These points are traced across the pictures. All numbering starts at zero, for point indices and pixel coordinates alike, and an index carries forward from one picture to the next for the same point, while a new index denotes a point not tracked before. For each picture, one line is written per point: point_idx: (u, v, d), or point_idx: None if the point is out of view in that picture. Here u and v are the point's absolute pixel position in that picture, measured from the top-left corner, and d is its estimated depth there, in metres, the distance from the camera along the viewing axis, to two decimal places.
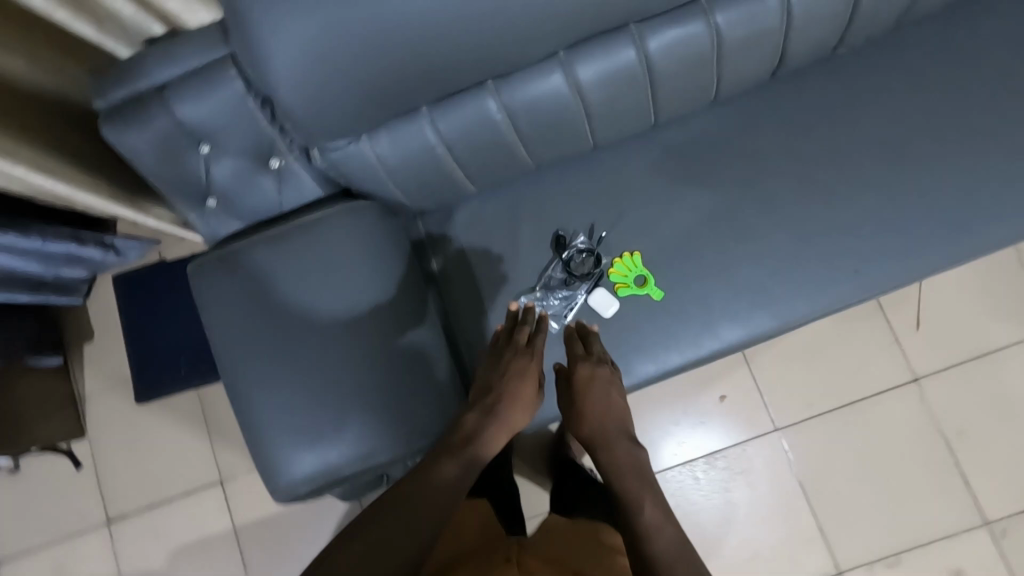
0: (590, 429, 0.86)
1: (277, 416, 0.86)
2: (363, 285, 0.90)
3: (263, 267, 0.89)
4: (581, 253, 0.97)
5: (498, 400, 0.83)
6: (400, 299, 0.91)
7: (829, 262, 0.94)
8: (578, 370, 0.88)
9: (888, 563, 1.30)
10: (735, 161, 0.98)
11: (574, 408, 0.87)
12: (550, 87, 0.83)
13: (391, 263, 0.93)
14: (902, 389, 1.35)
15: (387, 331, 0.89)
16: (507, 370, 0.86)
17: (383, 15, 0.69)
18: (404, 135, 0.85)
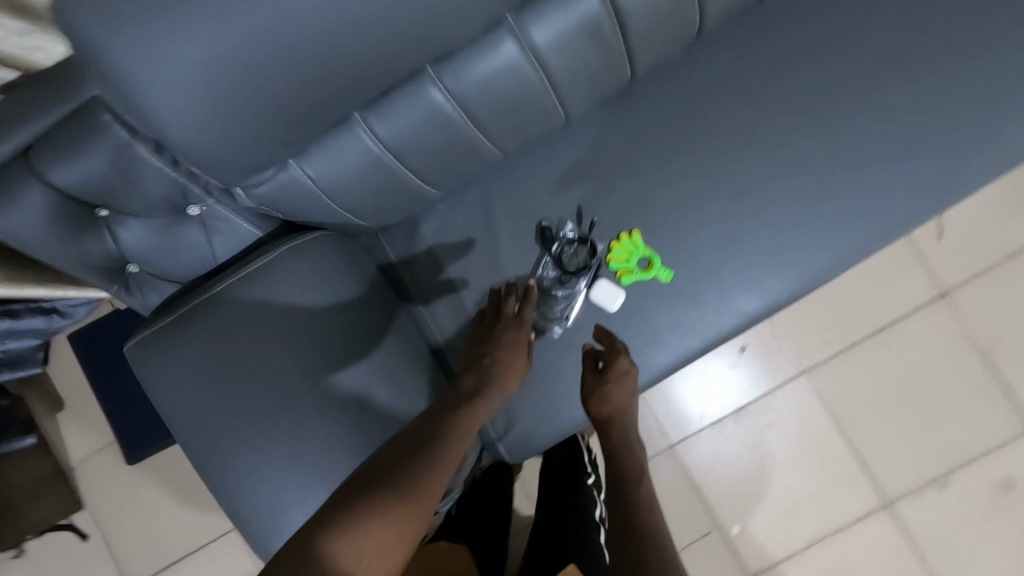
0: (608, 411, 0.79)
1: (266, 506, 0.72)
2: (330, 335, 0.77)
3: (207, 334, 0.75)
4: (571, 244, 0.85)
5: (496, 367, 0.73)
6: (338, 334, 0.78)
7: (851, 203, 0.83)
8: (616, 364, 0.79)
9: (936, 486, 1.25)
10: (731, 105, 0.84)
11: (599, 393, 0.79)
12: (502, 61, 0.68)
13: (357, 303, 0.81)
14: (931, 306, 1.26)
15: (312, 369, 0.75)
16: (509, 334, 0.75)
17: (273, 16, 0.53)
18: (339, 151, 0.70)
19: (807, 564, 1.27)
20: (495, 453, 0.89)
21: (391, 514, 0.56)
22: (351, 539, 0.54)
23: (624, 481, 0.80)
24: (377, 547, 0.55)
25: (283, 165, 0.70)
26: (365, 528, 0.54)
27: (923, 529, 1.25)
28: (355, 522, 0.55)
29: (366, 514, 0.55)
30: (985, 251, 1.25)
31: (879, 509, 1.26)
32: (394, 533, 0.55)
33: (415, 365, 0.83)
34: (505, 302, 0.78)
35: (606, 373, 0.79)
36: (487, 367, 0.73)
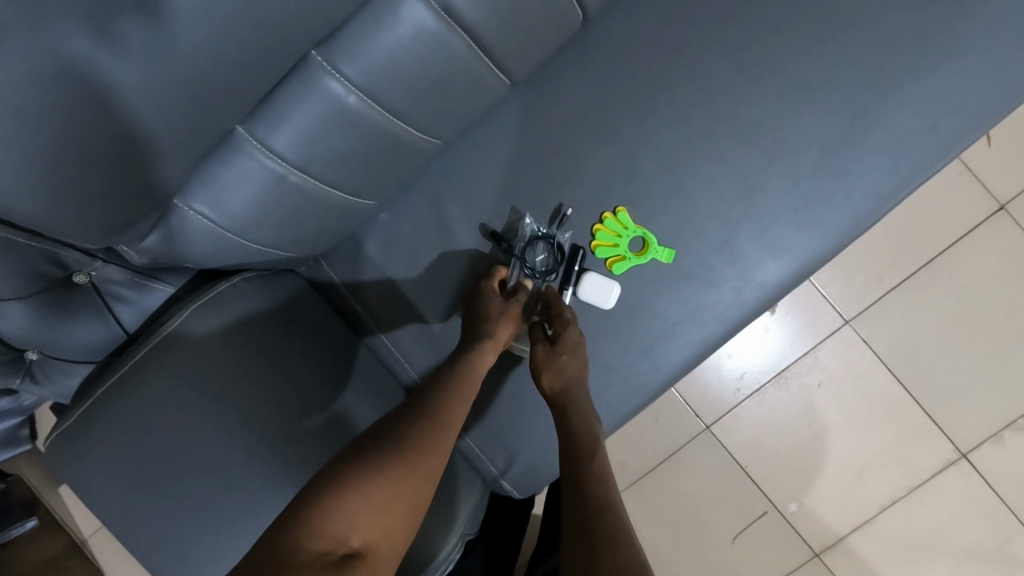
0: (559, 386, 0.65)
1: None
2: (300, 383, 0.68)
3: (128, 428, 0.63)
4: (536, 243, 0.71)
5: (483, 323, 0.66)
6: (322, 365, 0.71)
7: (889, 128, 0.66)
8: (564, 334, 0.66)
9: (1017, 427, 1.10)
10: (719, 29, 0.67)
11: (549, 365, 0.65)
12: (408, 28, 0.53)
13: (326, 339, 0.73)
14: (988, 225, 1.08)
15: (312, 409, 0.68)
16: (488, 291, 0.69)
17: (71, 28, 0.38)
18: (231, 177, 0.56)
19: (881, 531, 1.14)
20: (501, 490, 0.78)
21: (386, 478, 0.49)
22: (345, 506, 0.46)
23: (575, 475, 0.58)
24: (375, 516, 0.47)
25: (167, 209, 0.56)
26: (356, 495, 0.47)
27: (1007, 476, 1.10)
28: (344, 493, 0.47)
29: (363, 479, 0.48)
30: None
31: (955, 462, 1.11)
32: (392, 490, 0.49)
33: (375, 415, 0.72)
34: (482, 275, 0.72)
35: (556, 345, 0.66)
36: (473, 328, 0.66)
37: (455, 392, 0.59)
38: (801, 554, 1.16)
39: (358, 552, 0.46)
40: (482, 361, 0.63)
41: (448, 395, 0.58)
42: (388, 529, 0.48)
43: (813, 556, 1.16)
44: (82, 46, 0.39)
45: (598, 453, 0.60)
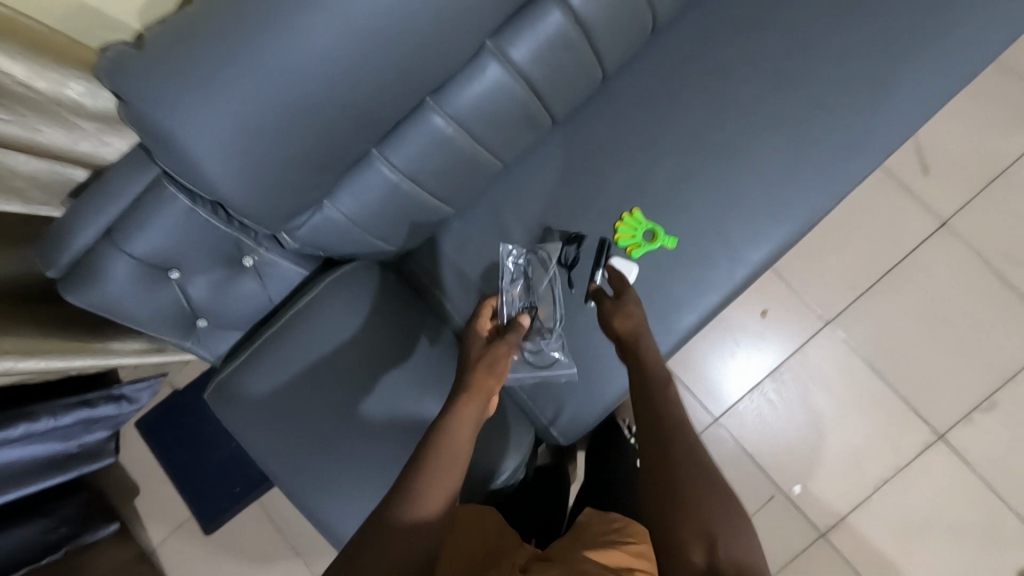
0: (625, 328, 0.80)
1: (361, 506, 0.83)
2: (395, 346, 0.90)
3: (281, 371, 0.85)
4: (521, 264, 0.92)
5: (466, 372, 0.72)
6: (413, 333, 0.92)
7: (826, 149, 0.90)
8: (626, 291, 0.84)
9: (984, 410, 1.27)
10: (701, 82, 0.92)
11: (618, 312, 0.81)
12: (490, 82, 0.79)
13: (415, 314, 0.95)
14: (933, 240, 1.29)
15: (408, 364, 0.90)
16: (476, 346, 0.74)
17: (294, 69, 0.63)
18: (364, 185, 0.81)
19: (876, 510, 1.28)
20: (550, 437, 0.97)
21: (407, 538, 0.62)
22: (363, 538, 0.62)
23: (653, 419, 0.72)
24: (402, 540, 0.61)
25: (319, 208, 0.80)
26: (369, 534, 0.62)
27: (981, 455, 1.26)
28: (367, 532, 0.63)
29: (372, 526, 0.63)
30: (974, 174, 1.28)
31: (933, 443, 1.27)
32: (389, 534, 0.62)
33: (452, 373, 0.93)
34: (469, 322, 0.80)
35: (622, 299, 0.83)
36: (459, 381, 0.72)
37: (439, 457, 0.65)
38: (807, 534, 1.29)
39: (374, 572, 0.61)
40: (465, 407, 0.69)
41: (438, 447, 0.66)
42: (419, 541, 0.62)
43: (819, 534, 1.29)
44: (290, 75, 0.63)
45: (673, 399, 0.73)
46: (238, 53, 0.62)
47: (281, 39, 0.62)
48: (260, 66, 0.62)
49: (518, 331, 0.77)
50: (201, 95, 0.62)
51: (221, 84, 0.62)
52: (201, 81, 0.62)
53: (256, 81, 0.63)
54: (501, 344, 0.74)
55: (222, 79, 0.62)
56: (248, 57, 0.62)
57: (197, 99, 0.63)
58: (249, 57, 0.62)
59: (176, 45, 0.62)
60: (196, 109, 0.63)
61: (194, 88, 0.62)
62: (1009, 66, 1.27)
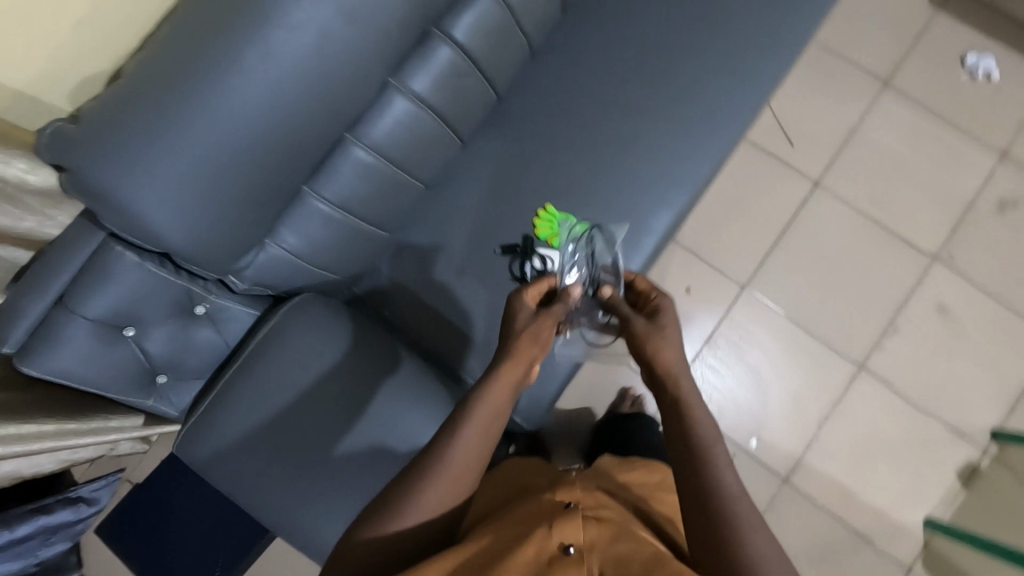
0: (666, 360, 0.76)
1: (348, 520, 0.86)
2: (355, 366, 0.95)
3: (254, 402, 0.90)
4: (581, 239, 1.00)
5: (507, 343, 0.78)
6: (368, 349, 0.97)
7: (696, 126, 1.05)
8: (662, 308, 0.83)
9: (891, 335, 1.42)
10: (581, 90, 1.07)
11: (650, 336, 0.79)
12: (398, 113, 0.90)
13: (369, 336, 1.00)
14: (812, 198, 1.48)
15: (373, 378, 0.95)
16: (522, 319, 0.80)
17: (225, 122, 0.72)
18: (301, 219, 0.88)
19: (826, 445, 1.40)
20: (514, 424, 1.05)
21: (427, 502, 0.69)
22: (385, 505, 0.70)
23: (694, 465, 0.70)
24: (413, 513, 0.69)
25: (262, 247, 0.87)
26: (389, 503, 0.69)
27: (899, 376, 1.41)
28: (388, 503, 0.70)
29: (394, 494, 0.70)
30: (829, 138, 1.49)
31: (857, 373, 1.42)
32: (405, 504, 0.69)
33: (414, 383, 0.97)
34: (518, 290, 0.86)
35: (659, 320, 0.81)
36: (500, 351, 0.79)
37: (463, 429, 0.72)
38: (773, 482, 1.39)
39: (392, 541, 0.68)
40: (501, 377, 0.76)
41: (465, 419, 0.73)
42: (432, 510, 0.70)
43: (782, 480, 1.39)
44: (220, 128, 0.72)
45: (712, 446, 0.71)
46: (174, 115, 0.70)
47: (210, 98, 0.71)
48: (192, 124, 0.70)
49: (563, 304, 0.84)
50: (145, 155, 0.70)
51: (161, 145, 0.70)
52: (142, 144, 0.70)
53: (194, 138, 0.71)
54: (543, 318, 0.81)
55: (164, 141, 0.70)
56: (181, 118, 0.70)
57: (140, 160, 0.70)
58: (183, 118, 0.70)
59: (116, 116, 0.70)
60: (144, 171, 0.71)
61: (135, 150, 0.70)
62: (831, 43, 1.51)
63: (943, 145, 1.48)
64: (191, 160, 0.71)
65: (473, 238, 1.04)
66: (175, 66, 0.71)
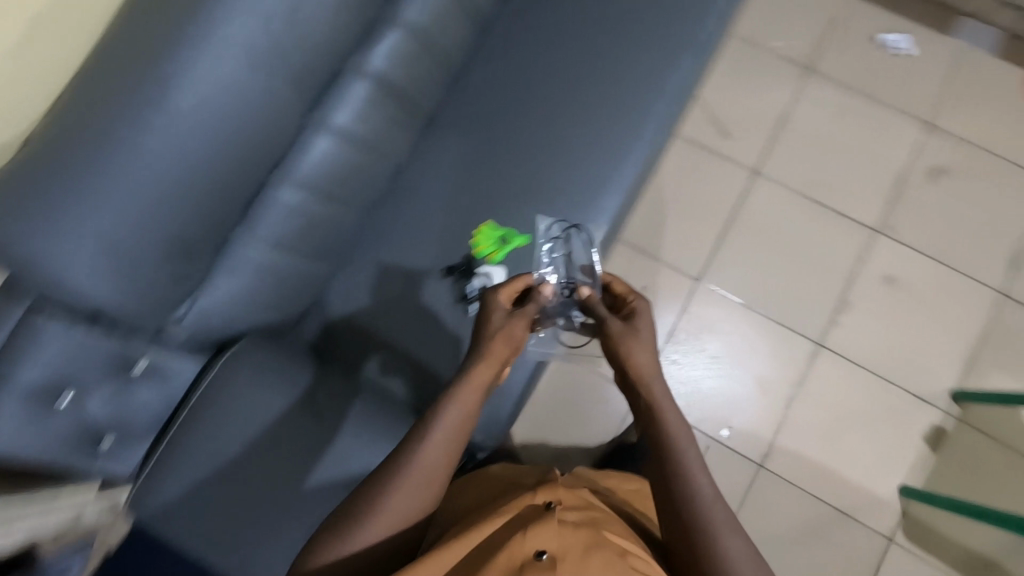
0: (640, 364, 0.82)
1: None
2: (305, 404, 0.95)
3: (205, 452, 0.91)
4: (558, 237, 1.02)
5: (481, 345, 0.81)
6: (317, 385, 0.97)
7: (621, 130, 1.08)
8: (637, 311, 0.88)
9: (843, 310, 1.46)
10: (505, 107, 1.09)
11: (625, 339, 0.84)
12: (322, 150, 0.91)
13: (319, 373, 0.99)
14: (752, 187, 1.51)
15: (323, 414, 0.95)
16: (496, 320, 0.83)
17: (141, 179, 0.72)
18: (235, 265, 0.88)
19: (795, 426, 1.42)
20: (476, 443, 1.05)
21: (399, 504, 0.72)
22: (359, 508, 0.72)
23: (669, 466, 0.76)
24: (386, 516, 0.71)
25: (196, 297, 0.86)
26: (362, 506, 0.72)
27: (856, 349, 1.44)
28: (362, 507, 0.72)
29: (368, 497, 0.72)
30: (760, 127, 1.53)
31: (816, 351, 1.44)
32: (378, 506, 0.71)
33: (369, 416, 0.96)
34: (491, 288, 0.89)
35: (633, 322, 0.86)
36: (474, 353, 0.81)
37: (438, 431, 0.75)
38: (749, 468, 1.40)
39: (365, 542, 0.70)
40: (473, 379, 0.79)
41: (440, 422, 0.75)
42: (405, 512, 0.72)
43: (758, 465, 1.40)
44: (135, 185, 0.72)
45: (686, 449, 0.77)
46: (90, 178, 0.71)
47: (123, 157, 0.71)
48: (107, 184, 0.71)
49: (537, 303, 0.87)
50: (64, 221, 0.71)
51: (79, 209, 0.71)
52: (59, 210, 0.71)
53: (111, 198, 0.71)
54: (517, 318, 0.84)
55: (82, 204, 0.71)
56: (96, 180, 0.71)
57: (59, 226, 0.71)
58: (99, 180, 0.71)
59: (31, 185, 0.71)
60: (60, 235, 0.71)
61: (53, 217, 0.71)
62: (751, 37, 1.57)
63: (869, 122, 1.53)
64: (111, 221, 0.72)
65: (414, 263, 1.05)
66: (83, 126, 0.71)
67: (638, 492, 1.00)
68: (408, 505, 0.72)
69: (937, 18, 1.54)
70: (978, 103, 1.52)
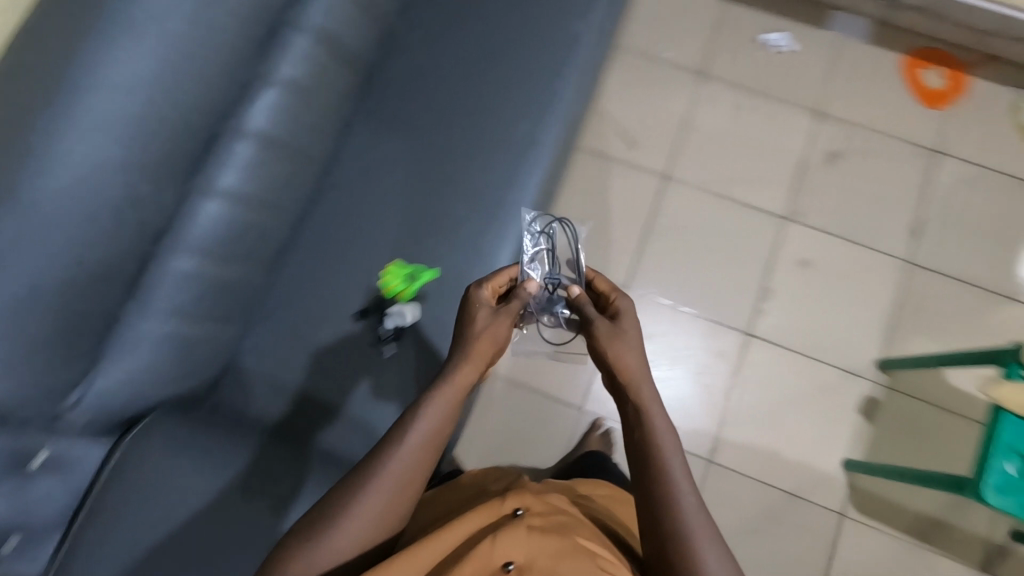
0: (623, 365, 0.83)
1: None
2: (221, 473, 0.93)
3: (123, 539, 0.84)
4: (542, 232, 1.11)
5: (467, 341, 0.82)
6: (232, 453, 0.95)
7: (514, 156, 1.10)
8: (624, 311, 0.91)
9: (765, 297, 1.51)
10: (398, 147, 1.10)
11: (612, 338, 0.86)
12: (211, 214, 0.90)
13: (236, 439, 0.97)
14: (663, 190, 1.57)
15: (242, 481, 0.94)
16: (480, 316, 0.85)
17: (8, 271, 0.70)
18: (130, 343, 0.86)
19: (736, 416, 1.45)
20: None
21: (372, 505, 0.70)
22: (329, 510, 0.70)
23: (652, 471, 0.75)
24: (354, 520, 0.69)
25: (89, 382, 0.83)
26: (333, 509, 0.70)
27: (782, 333, 1.48)
28: (333, 510, 0.70)
29: (340, 499, 0.71)
30: (663, 133, 1.60)
31: (745, 340, 1.48)
32: (349, 508, 0.70)
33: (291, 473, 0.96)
34: (477, 285, 0.91)
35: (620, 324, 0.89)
36: (458, 349, 0.82)
37: (421, 427, 0.74)
38: (698, 465, 1.42)
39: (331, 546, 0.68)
40: (457, 376, 0.79)
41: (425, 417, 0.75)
42: (376, 515, 0.70)
43: (707, 460, 1.42)
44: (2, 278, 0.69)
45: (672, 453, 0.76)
46: None
47: None
48: None
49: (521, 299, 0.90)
50: None
51: None
52: None
53: None
54: (502, 314, 0.86)
55: None
56: None
57: None
58: None
59: None
60: None
61: None
62: (642, 49, 1.64)
63: (763, 117, 1.61)
64: None
65: (326, 311, 1.05)
66: None
67: (611, 497, 1.00)
68: (381, 507, 0.71)
69: (810, 13, 1.64)
70: (859, 87, 1.62)
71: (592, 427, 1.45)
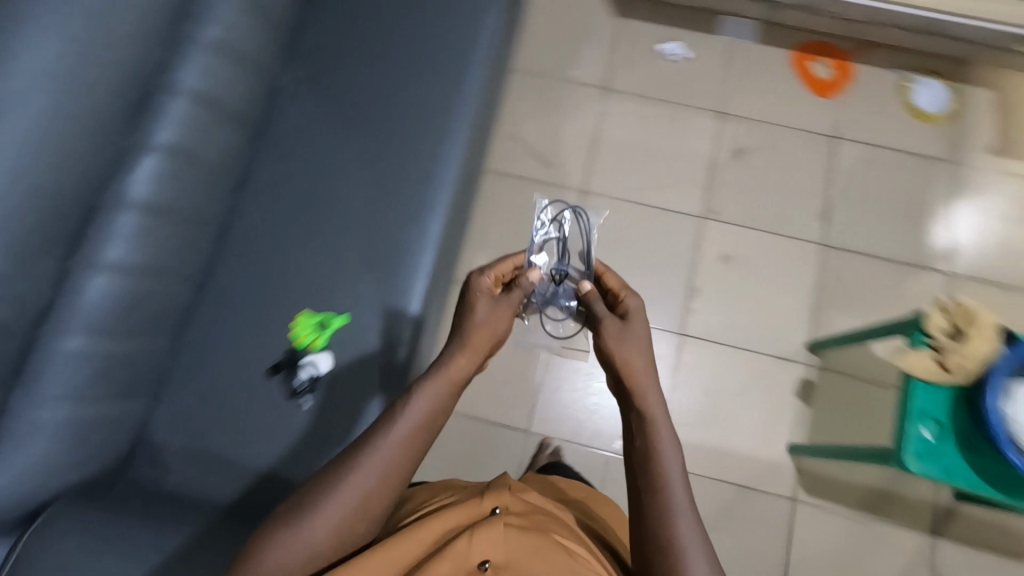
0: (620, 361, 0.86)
1: None
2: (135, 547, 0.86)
3: None
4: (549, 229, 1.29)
5: (468, 331, 0.86)
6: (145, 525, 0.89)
7: (415, 190, 1.10)
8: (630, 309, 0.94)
9: (693, 295, 1.54)
10: (297, 195, 1.10)
11: (616, 336, 0.89)
12: (100, 288, 0.88)
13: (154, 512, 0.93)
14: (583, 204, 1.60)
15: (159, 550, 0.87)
16: (480, 306, 0.89)
17: None
18: (20, 432, 0.83)
19: (681, 415, 1.46)
20: None
21: (355, 485, 0.73)
22: (315, 492, 0.73)
23: (648, 476, 0.77)
24: (333, 505, 0.72)
25: None
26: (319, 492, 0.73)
27: (714, 328, 1.52)
28: (319, 492, 0.73)
29: (328, 481, 0.74)
30: (575, 148, 1.64)
31: (680, 339, 1.51)
32: (332, 490, 0.72)
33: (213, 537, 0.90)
34: (480, 272, 0.95)
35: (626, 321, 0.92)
36: (458, 339, 0.86)
37: (417, 412, 0.77)
38: None
39: (308, 530, 0.71)
40: (455, 365, 0.82)
41: (422, 404, 0.78)
42: (357, 500, 0.73)
43: None
44: None
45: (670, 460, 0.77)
46: None
47: None
48: None
49: (523, 290, 0.94)
50: None
51: None
52: None
53: None
54: (502, 304, 0.90)
55: None
56: None
57: None
58: None
59: None
60: None
61: None
62: (546, 71, 1.68)
63: (670, 122, 1.66)
64: None
65: (239, 370, 1.02)
66: None
67: (591, 498, 1.00)
68: (364, 492, 0.73)
69: (700, 21, 1.72)
70: (756, 85, 1.69)
71: (540, 447, 1.44)
